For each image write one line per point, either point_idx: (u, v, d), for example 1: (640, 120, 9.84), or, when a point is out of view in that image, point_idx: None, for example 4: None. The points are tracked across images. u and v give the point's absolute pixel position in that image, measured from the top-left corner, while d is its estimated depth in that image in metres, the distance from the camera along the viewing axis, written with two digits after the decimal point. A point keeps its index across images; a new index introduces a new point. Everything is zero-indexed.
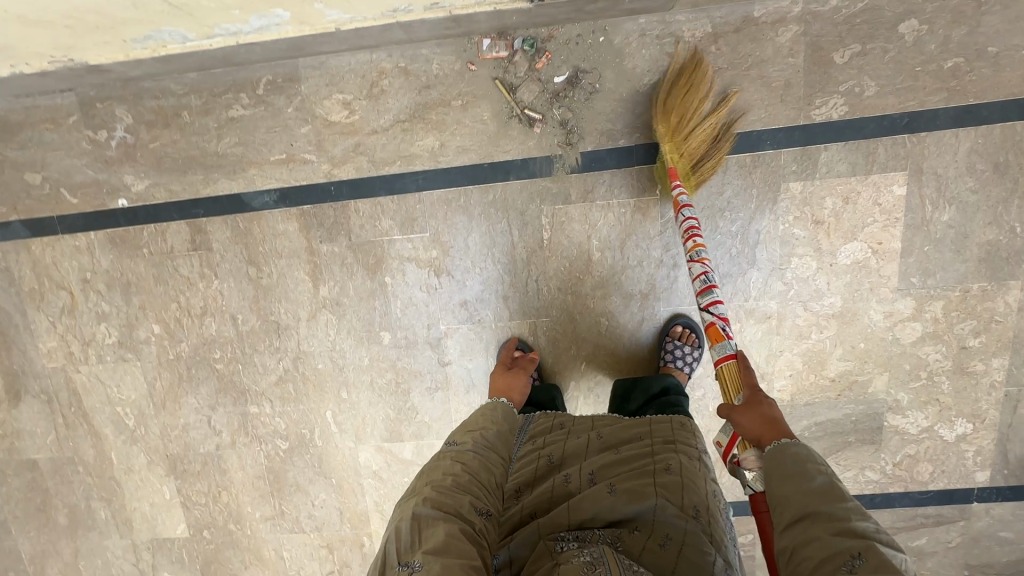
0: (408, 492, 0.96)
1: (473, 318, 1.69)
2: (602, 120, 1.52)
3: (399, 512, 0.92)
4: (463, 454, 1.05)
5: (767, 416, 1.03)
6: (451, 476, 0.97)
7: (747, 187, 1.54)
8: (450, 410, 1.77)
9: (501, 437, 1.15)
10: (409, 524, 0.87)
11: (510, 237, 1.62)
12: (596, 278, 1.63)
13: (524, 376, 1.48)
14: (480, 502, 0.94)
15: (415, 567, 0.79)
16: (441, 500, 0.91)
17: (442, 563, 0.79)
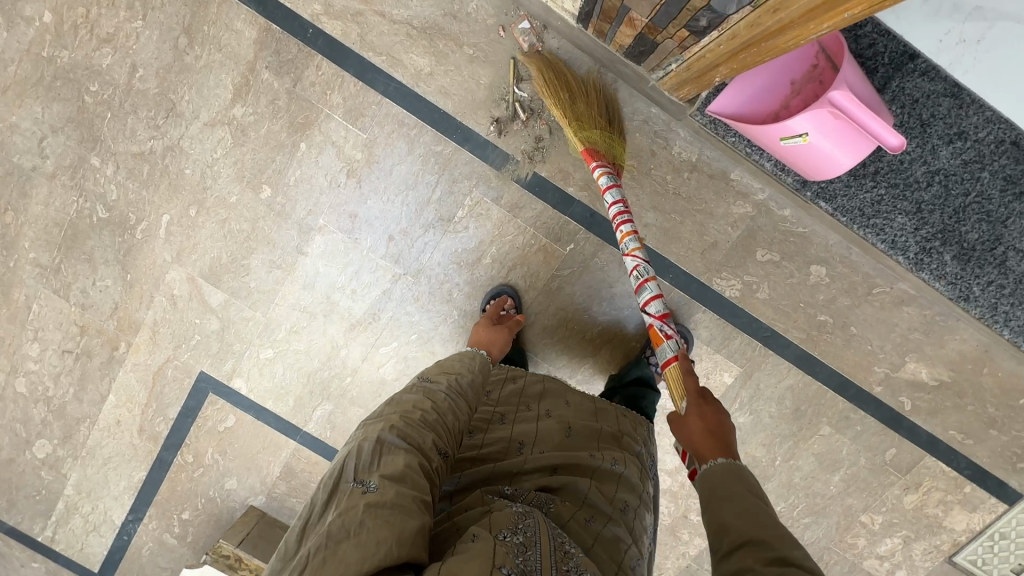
0: (378, 415, 1.02)
1: (352, 233, 1.69)
2: (567, 161, 1.59)
3: (362, 432, 0.98)
4: (430, 396, 1.09)
5: (708, 425, 0.97)
6: (420, 414, 1.02)
7: (632, 296, 1.68)
8: (278, 292, 1.76)
9: (473, 387, 1.18)
10: (371, 447, 0.93)
11: (430, 193, 1.64)
12: (474, 277, 1.70)
13: (504, 331, 1.48)
14: (440, 442, 1.00)
15: (369, 487, 0.86)
16: (397, 431, 0.96)
17: (394, 488, 0.85)
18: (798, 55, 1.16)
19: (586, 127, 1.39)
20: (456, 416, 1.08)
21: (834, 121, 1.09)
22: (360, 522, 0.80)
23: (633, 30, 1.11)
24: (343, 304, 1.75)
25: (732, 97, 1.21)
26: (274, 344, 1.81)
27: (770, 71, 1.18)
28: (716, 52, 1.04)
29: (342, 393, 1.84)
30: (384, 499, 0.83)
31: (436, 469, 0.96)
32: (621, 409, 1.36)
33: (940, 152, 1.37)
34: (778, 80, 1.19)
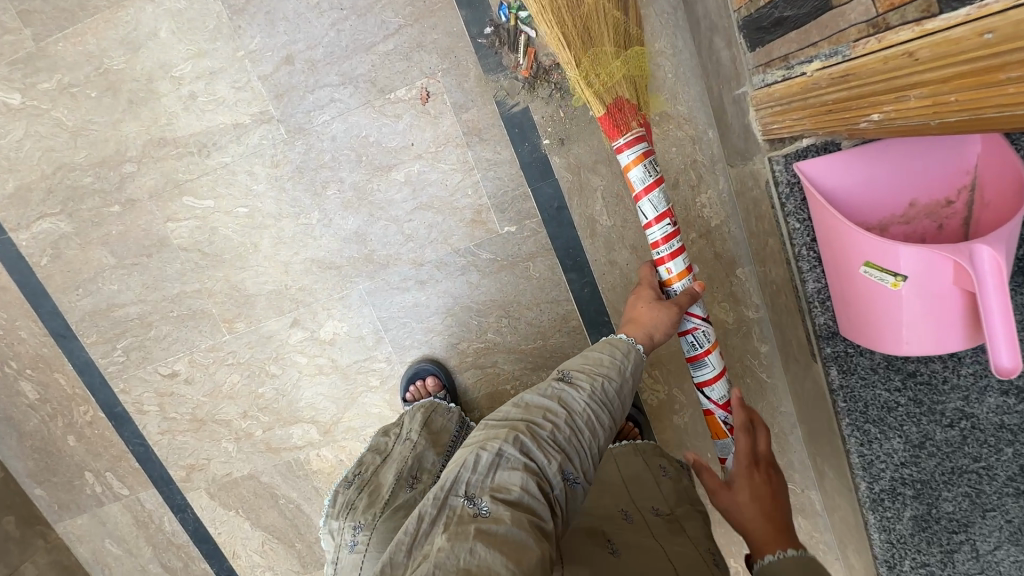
0: (510, 418, 0.74)
1: (239, 16, 1.07)
2: (572, 122, 1.10)
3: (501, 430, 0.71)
4: (584, 385, 0.78)
5: (764, 506, 0.75)
6: (547, 428, 0.72)
7: (543, 333, 1.23)
8: (77, 22, 1.08)
9: (625, 381, 0.82)
10: (487, 462, 0.66)
11: (378, 40, 1.07)
12: (370, 187, 1.16)
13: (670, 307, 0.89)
14: (569, 464, 0.71)
15: (482, 510, 0.61)
16: (534, 445, 0.69)
17: (513, 517, 0.60)
18: (943, 172, 0.79)
19: (599, 52, 0.86)
20: (596, 428, 0.76)
21: (953, 281, 0.71)
22: (476, 555, 0.55)
23: None
24: (166, 103, 1.12)
25: (839, 172, 0.80)
26: (28, 92, 1.12)
27: (899, 169, 0.79)
28: (878, 70, 0.57)
29: (96, 220, 1.20)
30: (501, 532, 0.58)
31: (557, 500, 0.68)
32: (665, 464, 0.99)
33: (986, 402, 0.90)
34: (899, 188, 0.81)
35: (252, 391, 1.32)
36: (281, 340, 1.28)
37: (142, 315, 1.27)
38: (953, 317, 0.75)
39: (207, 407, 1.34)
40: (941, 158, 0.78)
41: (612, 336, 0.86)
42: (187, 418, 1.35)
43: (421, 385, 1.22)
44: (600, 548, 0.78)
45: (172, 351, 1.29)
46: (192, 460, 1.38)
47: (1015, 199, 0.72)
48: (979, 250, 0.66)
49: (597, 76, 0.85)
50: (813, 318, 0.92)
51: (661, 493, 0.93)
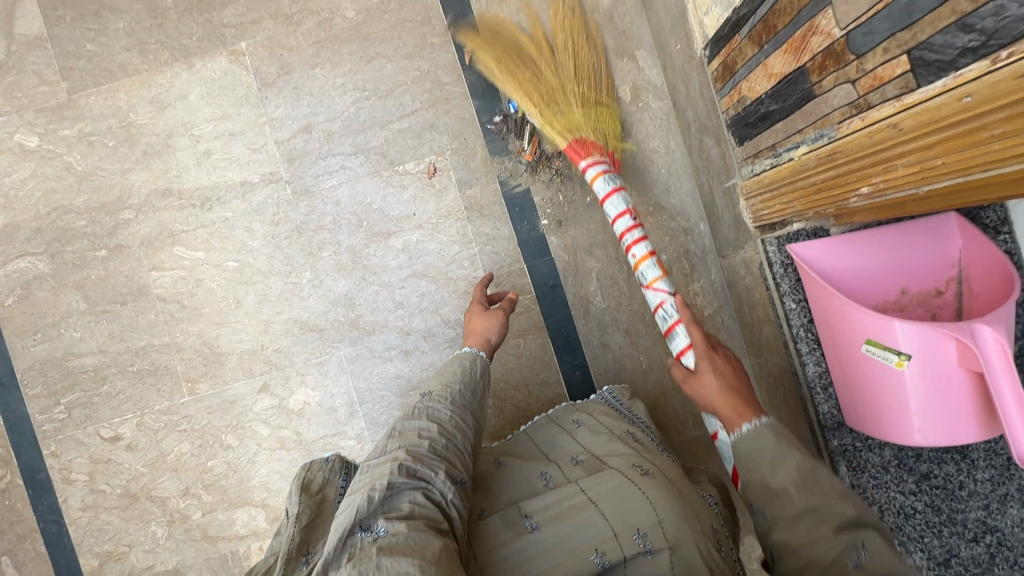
0: (387, 451, 0.72)
1: (268, 88, 1.15)
2: (570, 205, 1.15)
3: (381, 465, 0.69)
4: (440, 400, 0.79)
5: (727, 380, 0.79)
6: (424, 444, 0.72)
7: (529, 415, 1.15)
8: (113, 81, 1.16)
9: (485, 375, 0.87)
10: (377, 498, 0.64)
11: (394, 118, 1.15)
12: (366, 252, 1.16)
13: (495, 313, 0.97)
14: (455, 468, 0.72)
15: (379, 534, 0.60)
16: (417, 463, 0.69)
17: (409, 526, 0.61)
18: (932, 263, 0.81)
19: (596, 108, 1.04)
20: (465, 429, 0.78)
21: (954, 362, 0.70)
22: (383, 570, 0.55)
23: (792, 58, 0.70)
24: (180, 157, 1.16)
25: (832, 254, 0.83)
26: (47, 137, 1.16)
27: (889, 257, 0.81)
28: (859, 146, 0.62)
29: (78, 263, 1.17)
30: (402, 542, 0.59)
31: (455, 503, 0.68)
32: (580, 416, 0.96)
33: (1009, 514, 0.82)
34: (890, 276, 0.82)
35: (200, 464, 1.18)
36: (245, 406, 1.17)
37: (98, 368, 1.17)
38: (962, 403, 0.72)
39: (144, 481, 1.18)
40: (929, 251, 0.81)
41: (456, 355, 0.88)
42: (118, 492, 1.18)
43: None
44: (519, 526, 0.71)
45: (120, 410, 1.18)
46: (110, 547, 1.18)
47: (1004, 285, 0.73)
48: (982, 330, 0.65)
49: (560, 121, 1.00)
50: (816, 405, 0.88)
51: (578, 442, 0.89)
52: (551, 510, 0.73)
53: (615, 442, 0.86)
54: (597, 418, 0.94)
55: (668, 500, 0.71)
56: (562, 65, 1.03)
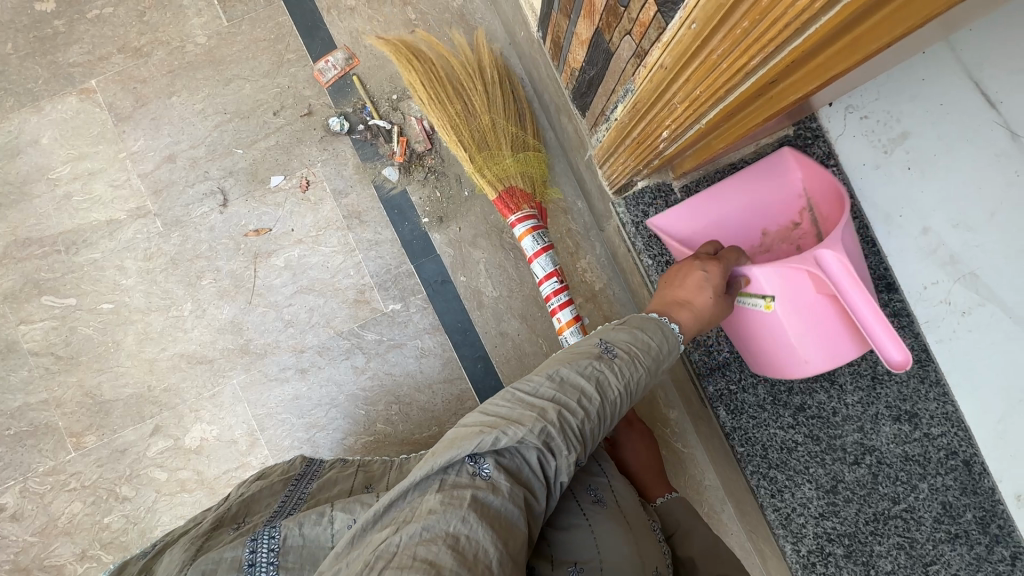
0: (539, 391, 0.64)
1: (124, 122, 1.12)
2: (449, 201, 1.15)
3: (556, 384, 0.65)
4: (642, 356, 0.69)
5: (647, 455, 1.00)
6: (538, 425, 0.62)
7: (437, 416, 1.14)
8: None
9: (670, 352, 0.71)
10: (489, 444, 0.59)
11: (259, 136, 1.14)
12: (248, 274, 1.13)
13: (705, 277, 0.71)
14: (580, 455, 0.65)
15: (479, 473, 0.59)
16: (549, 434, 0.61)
17: (508, 491, 0.58)
18: (778, 203, 0.83)
19: (492, 151, 1.01)
20: (617, 418, 0.68)
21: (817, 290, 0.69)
22: (451, 525, 0.53)
23: (590, 22, 0.73)
24: (38, 203, 1.11)
25: (689, 214, 0.84)
26: None
27: (743, 201, 0.84)
28: (645, 91, 0.65)
29: None
30: (494, 506, 0.57)
31: (559, 486, 0.64)
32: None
33: (882, 432, 0.86)
34: (748, 217, 0.84)
35: (96, 522, 1.10)
36: (138, 453, 1.11)
37: None
38: (834, 325, 0.73)
39: (33, 550, 1.09)
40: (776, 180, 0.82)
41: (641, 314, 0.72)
42: (6, 568, 1.09)
43: None
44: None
45: (1, 479, 1.10)
46: None
47: (838, 208, 0.75)
48: (825, 254, 0.64)
49: (491, 168, 1.00)
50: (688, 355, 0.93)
51: None
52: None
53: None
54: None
55: (618, 535, 0.69)
56: (454, 114, 1.00)
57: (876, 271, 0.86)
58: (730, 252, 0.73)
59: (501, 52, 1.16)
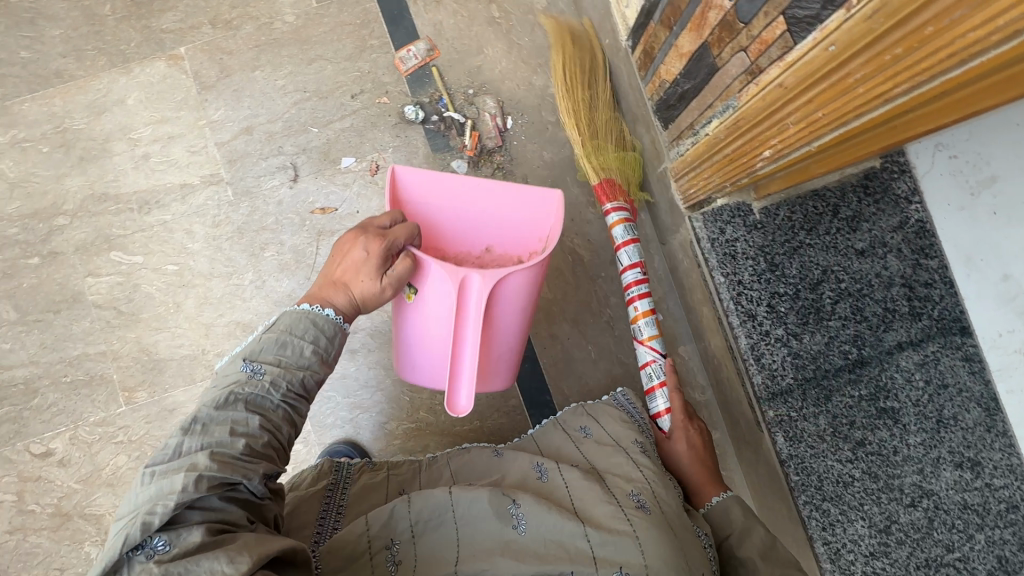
0: (178, 451, 0.56)
1: (207, 91, 1.15)
2: None
3: (223, 425, 0.60)
4: (297, 372, 0.67)
5: (699, 451, 0.92)
6: (239, 442, 0.59)
7: (480, 410, 1.15)
8: (48, 87, 1.14)
9: (337, 339, 0.72)
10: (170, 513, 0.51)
11: (335, 118, 1.16)
12: (309, 250, 1.15)
13: (371, 259, 0.72)
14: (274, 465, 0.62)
15: (159, 547, 0.50)
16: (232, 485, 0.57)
17: (205, 533, 0.52)
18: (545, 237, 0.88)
19: (602, 143, 1.03)
20: (299, 421, 0.67)
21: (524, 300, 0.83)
22: (201, 567, 0.48)
23: (696, 36, 0.73)
24: (117, 161, 1.15)
25: (431, 193, 0.86)
26: None
27: (496, 213, 0.89)
28: (756, 105, 0.64)
29: (8, 272, 1.13)
30: (198, 547, 0.51)
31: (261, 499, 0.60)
32: (587, 424, 0.93)
33: (942, 477, 0.84)
34: (492, 228, 0.91)
35: (138, 477, 1.13)
36: (185, 414, 1.13)
37: (28, 380, 1.13)
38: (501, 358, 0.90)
39: (77, 497, 1.12)
40: (518, 208, 0.88)
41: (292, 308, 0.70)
42: (49, 512, 1.12)
43: None
44: (502, 518, 0.73)
45: (52, 424, 1.13)
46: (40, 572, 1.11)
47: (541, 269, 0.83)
48: (471, 277, 0.74)
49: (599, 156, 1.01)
50: (750, 378, 0.87)
51: (584, 455, 0.88)
52: (540, 510, 0.74)
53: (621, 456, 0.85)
54: (605, 428, 0.91)
55: (659, 538, 0.73)
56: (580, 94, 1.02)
57: (951, 313, 0.85)
58: (401, 227, 0.75)
59: None
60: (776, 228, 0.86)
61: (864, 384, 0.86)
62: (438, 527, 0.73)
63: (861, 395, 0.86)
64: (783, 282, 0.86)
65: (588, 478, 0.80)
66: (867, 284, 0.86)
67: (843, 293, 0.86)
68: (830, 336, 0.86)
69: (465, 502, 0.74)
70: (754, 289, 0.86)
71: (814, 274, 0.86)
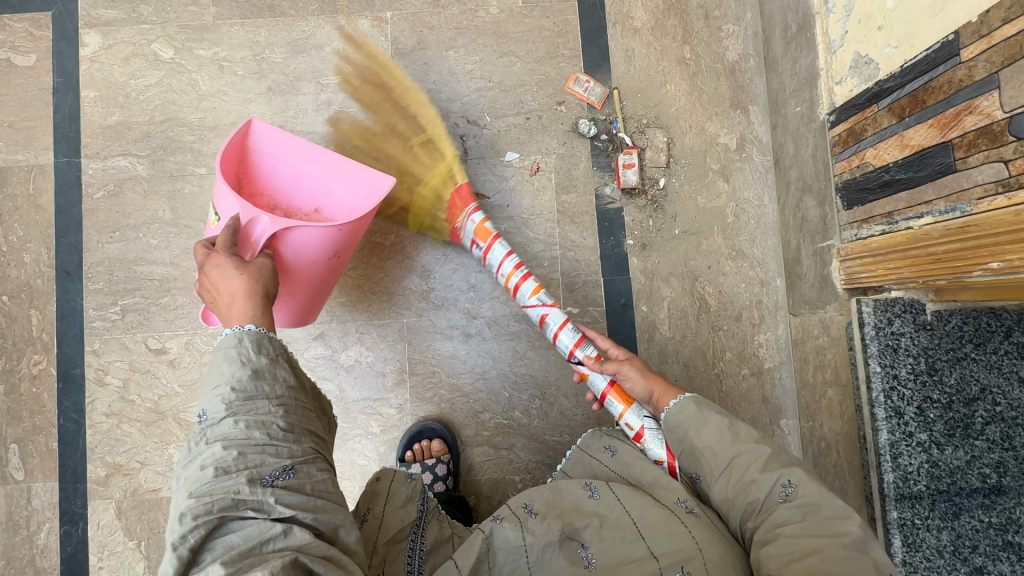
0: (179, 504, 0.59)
1: (400, 57, 1.21)
2: (657, 232, 1.18)
3: (195, 468, 0.59)
4: (224, 389, 0.64)
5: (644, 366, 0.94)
6: (209, 471, 0.59)
7: (572, 425, 1.16)
8: (259, 17, 1.21)
9: (265, 344, 0.69)
10: (187, 540, 0.55)
11: (510, 112, 1.20)
12: (453, 229, 1.18)
13: (224, 270, 0.78)
14: (263, 469, 0.60)
15: None
16: (229, 509, 0.57)
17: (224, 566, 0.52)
18: (351, 168, 0.99)
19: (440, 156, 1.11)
20: (271, 421, 0.64)
21: (333, 248, 0.91)
22: None
23: (936, 133, 0.75)
24: (301, 100, 1.20)
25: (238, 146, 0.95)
26: (181, 52, 1.21)
27: (326, 164, 1.00)
28: (1002, 221, 0.65)
29: (175, 174, 1.19)
30: None
31: (267, 510, 0.59)
32: (613, 443, 0.93)
33: None
34: (323, 189, 1.03)
35: None
36: (295, 350, 1.17)
37: (164, 279, 1.18)
38: (355, 239, 0.94)
39: (178, 400, 1.16)
40: (345, 182, 1.01)
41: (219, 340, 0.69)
42: (147, 406, 1.16)
43: (423, 448, 1.11)
44: (572, 561, 0.73)
45: (173, 325, 1.17)
46: (123, 459, 1.15)
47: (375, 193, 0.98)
48: (263, 220, 0.82)
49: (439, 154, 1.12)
50: (879, 473, 0.88)
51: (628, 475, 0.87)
52: (604, 539, 0.75)
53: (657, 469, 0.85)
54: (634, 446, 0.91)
55: (715, 538, 0.72)
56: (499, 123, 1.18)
57: None
58: (222, 234, 0.81)
59: (756, 116, 1.19)
60: (946, 333, 0.86)
61: (997, 512, 0.84)
62: (515, 569, 0.73)
63: (990, 523, 0.84)
64: (938, 389, 0.86)
65: (635, 490, 0.80)
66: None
67: (997, 416, 0.84)
68: (973, 455, 0.85)
69: (537, 545, 0.74)
70: (907, 388, 0.87)
71: (972, 390, 0.85)
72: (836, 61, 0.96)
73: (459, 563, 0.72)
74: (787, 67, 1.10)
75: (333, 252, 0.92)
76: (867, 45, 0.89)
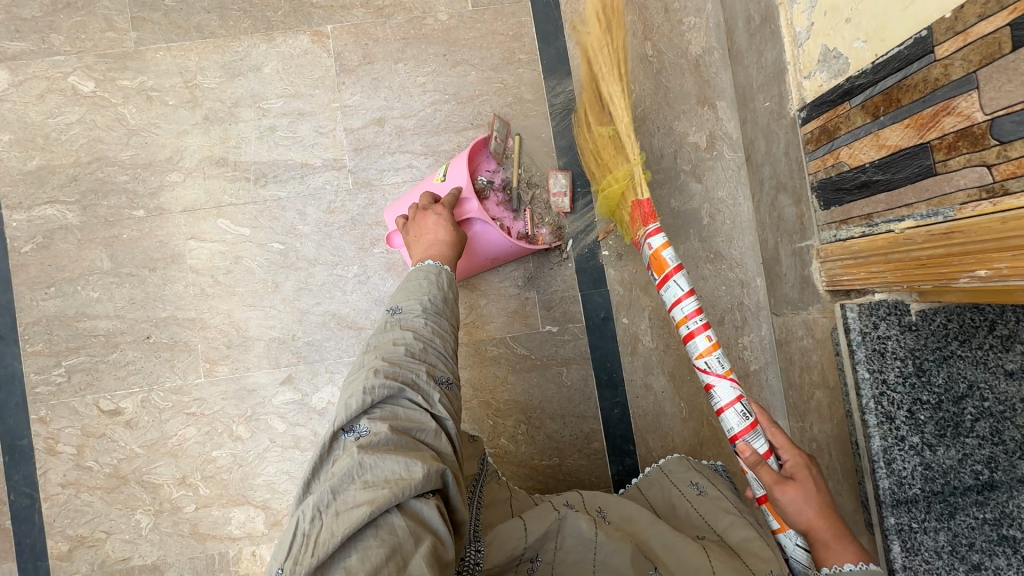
0: (361, 362, 0.72)
1: (346, 74, 1.12)
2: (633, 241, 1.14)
3: (388, 339, 0.73)
4: (423, 296, 0.79)
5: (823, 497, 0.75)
6: (401, 349, 0.72)
7: (561, 447, 1.12)
8: (186, 39, 1.11)
9: (444, 276, 0.84)
10: (364, 401, 0.63)
11: (469, 126, 1.13)
12: None
13: (438, 219, 0.91)
14: (438, 369, 0.72)
15: (359, 433, 0.61)
16: (410, 384, 0.68)
17: (391, 429, 0.62)
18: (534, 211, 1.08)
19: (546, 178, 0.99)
20: (444, 333, 0.77)
21: (493, 253, 1.04)
22: (390, 463, 0.58)
23: (914, 134, 0.71)
24: (242, 127, 1.11)
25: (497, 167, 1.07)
26: (103, 84, 1.10)
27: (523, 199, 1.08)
28: (990, 229, 0.62)
29: (111, 219, 1.10)
30: (384, 443, 0.60)
31: (436, 403, 0.69)
32: (700, 482, 0.84)
33: None
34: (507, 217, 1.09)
35: (203, 453, 1.09)
36: (262, 398, 1.10)
37: (110, 333, 1.09)
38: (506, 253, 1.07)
39: (139, 463, 1.08)
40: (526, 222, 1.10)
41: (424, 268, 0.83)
42: (105, 471, 1.08)
43: None
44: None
45: (126, 383, 1.09)
46: (86, 529, 1.07)
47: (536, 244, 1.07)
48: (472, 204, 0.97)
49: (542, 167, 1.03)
50: (874, 479, 0.86)
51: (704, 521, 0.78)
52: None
53: (743, 523, 0.75)
54: (721, 490, 0.82)
55: None
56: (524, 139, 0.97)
57: None
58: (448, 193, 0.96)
59: (724, 111, 1.15)
60: (931, 332, 0.84)
61: (990, 507, 0.83)
62: (578, 561, 0.69)
63: (985, 519, 0.83)
64: (926, 389, 0.84)
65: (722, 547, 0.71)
66: (1012, 407, 0.83)
67: (985, 412, 0.83)
68: (965, 453, 0.84)
69: (608, 546, 0.69)
70: (896, 392, 0.85)
71: (959, 387, 0.84)
72: (803, 54, 0.92)
73: (527, 526, 0.70)
74: (753, 60, 1.06)
75: (491, 255, 1.06)
76: (834, 38, 0.85)
